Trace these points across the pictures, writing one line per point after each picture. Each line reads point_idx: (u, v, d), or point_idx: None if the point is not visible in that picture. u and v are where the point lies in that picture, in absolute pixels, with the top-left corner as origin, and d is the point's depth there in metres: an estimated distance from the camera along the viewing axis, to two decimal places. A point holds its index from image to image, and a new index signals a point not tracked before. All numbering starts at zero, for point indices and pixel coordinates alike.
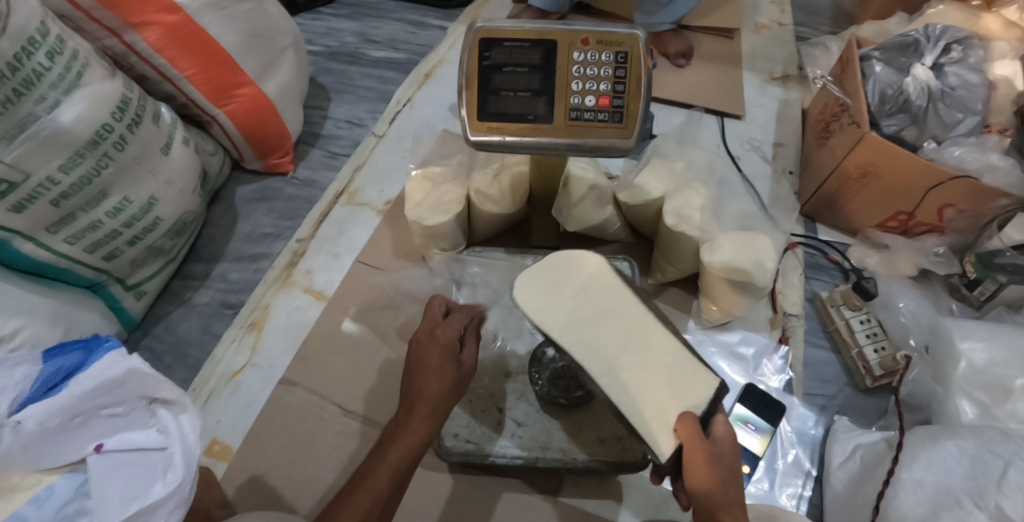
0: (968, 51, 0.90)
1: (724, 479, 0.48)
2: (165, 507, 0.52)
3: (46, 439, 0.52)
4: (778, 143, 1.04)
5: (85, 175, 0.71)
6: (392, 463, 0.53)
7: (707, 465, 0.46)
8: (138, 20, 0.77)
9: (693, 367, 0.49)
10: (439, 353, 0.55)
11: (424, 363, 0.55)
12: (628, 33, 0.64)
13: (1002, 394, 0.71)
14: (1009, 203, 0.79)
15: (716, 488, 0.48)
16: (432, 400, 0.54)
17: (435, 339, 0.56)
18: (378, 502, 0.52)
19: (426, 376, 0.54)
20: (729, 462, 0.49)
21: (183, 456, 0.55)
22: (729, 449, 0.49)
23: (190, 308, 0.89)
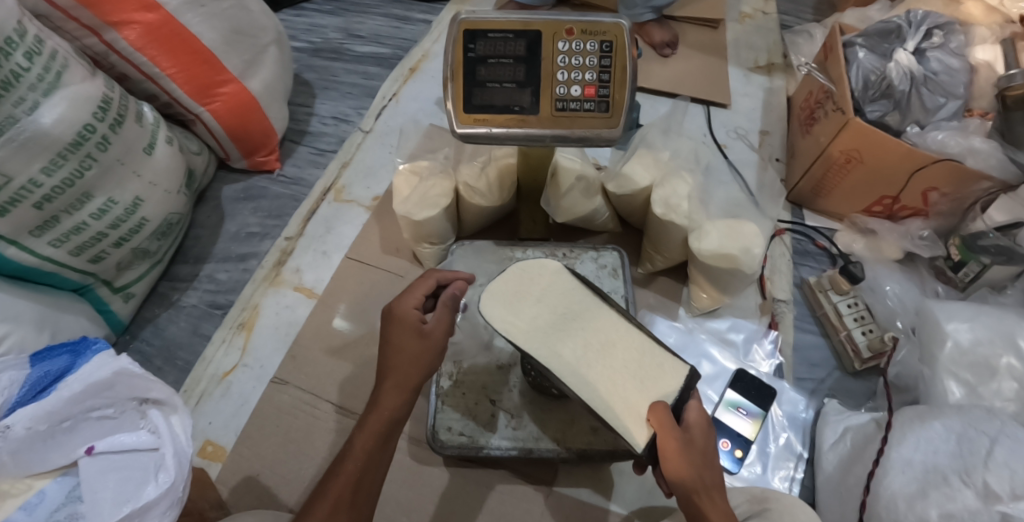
0: (949, 36, 0.91)
1: (698, 464, 0.49)
2: (158, 508, 0.51)
3: (36, 444, 0.51)
4: (764, 131, 1.05)
5: (67, 178, 0.70)
6: (363, 445, 0.53)
7: (680, 453, 0.47)
8: (116, 19, 0.76)
9: (663, 359, 0.50)
10: (398, 328, 0.56)
11: (387, 340, 0.56)
12: (612, 22, 0.64)
13: (986, 373, 0.72)
14: (992, 185, 0.81)
15: (690, 473, 0.49)
16: (397, 376, 0.54)
17: (394, 313, 0.57)
18: (348, 486, 0.51)
19: (389, 352, 0.55)
20: (701, 447, 0.49)
21: (174, 456, 0.54)
22: (703, 434, 0.49)
23: (179, 310, 0.88)
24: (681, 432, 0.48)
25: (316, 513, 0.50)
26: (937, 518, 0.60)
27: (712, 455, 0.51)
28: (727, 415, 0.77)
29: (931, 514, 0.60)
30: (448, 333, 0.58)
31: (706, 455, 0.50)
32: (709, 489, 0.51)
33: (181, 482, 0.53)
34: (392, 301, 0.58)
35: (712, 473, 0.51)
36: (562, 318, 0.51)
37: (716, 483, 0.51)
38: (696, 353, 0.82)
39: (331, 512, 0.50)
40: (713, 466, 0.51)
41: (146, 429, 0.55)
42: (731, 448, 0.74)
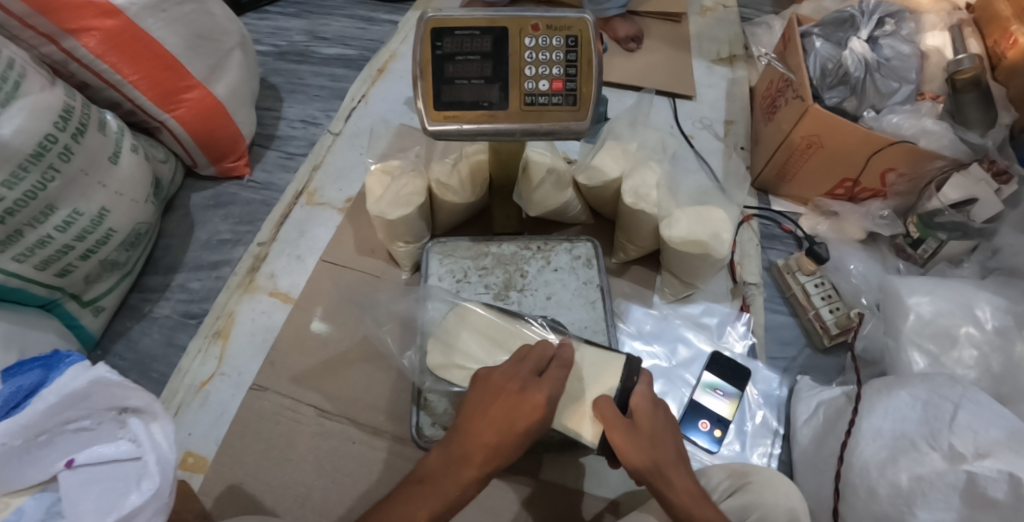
0: (901, 24, 0.94)
1: (653, 443, 0.53)
2: (143, 516, 0.48)
3: (11, 461, 0.47)
4: (728, 121, 1.07)
5: (30, 191, 0.68)
6: (430, 509, 0.50)
7: (630, 443, 0.52)
8: (74, 26, 0.74)
9: (603, 357, 0.59)
10: (528, 421, 0.52)
11: (514, 424, 0.52)
12: (577, 17, 0.65)
13: (947, 343, 0.76)
14: (946, 164, 0.84)
15: (649, 462, 0.52)
16: (495, 458, 0.51)
17: (533, 402, 0.52)
18: None
19: (506, 437, 0.51)
20: (653, 433, 0.54)
21: (158, 464, 0.51)
22: (652, 418, 0.55)
23: (151, 321, 0.86)
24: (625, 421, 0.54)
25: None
26: (907, 481, 0.62)
27: (667, 432, 0.55)
28: (705, 397, 0.79)
29: (902, 478, 0.63)
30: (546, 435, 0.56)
31: (660, 436, 0.54)
32: (674, 467, 0.53)
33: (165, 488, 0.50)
34: (535, 388, 0.53)
35: (670, 447, 0.54)
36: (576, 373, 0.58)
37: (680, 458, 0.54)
38: (671, 339, 0.84)
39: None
40: (672, 446, 0.55)
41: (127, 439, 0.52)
42: (710, 428, 0.77)
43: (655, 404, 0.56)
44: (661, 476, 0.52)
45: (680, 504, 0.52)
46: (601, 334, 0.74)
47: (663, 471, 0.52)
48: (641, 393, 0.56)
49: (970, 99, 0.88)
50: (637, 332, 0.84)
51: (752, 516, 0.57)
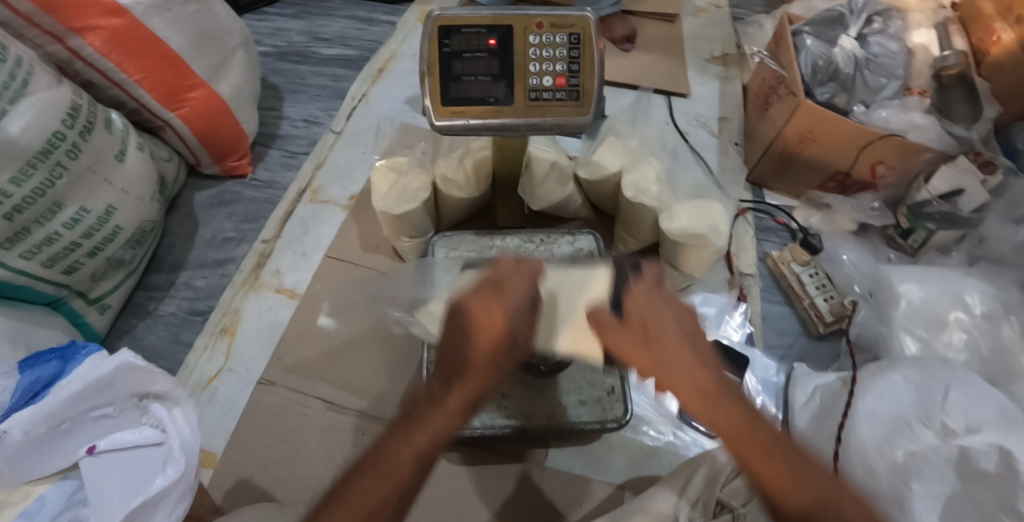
0: (889, 22, 0.97)
1: (647, 329, 0.50)
2: (170, 496, 0.51)
3: (35, 448, 0.49)
4: (723, 118, 1.10)
5: (38, 187, 0.69)
6: (417, 446, 0.45)
7: (614, 336, 0.52)
8: (80, 25, 0.75)
9: (586, 274, 0.60)
10: (494, 333, 0.50)
11: (481, 342, 0.49)
12: (579, 15, 0.67)
13: (938, 328, 0.78)
14: (933, 156, 0.87)
15: (640, 350, 0.50)
16: (479, 378, 0.49)
17: (498, 317, 0.50)
18: (394, 494, 0.44)
19: (481, 354, 0.49)
20: (647, 321, 0.50)
21: (182, 449, 0.52)
22: (643, 307, 0.51)
23: (157, 319, 0.87)
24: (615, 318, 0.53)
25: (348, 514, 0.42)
26: (902, 458, 0.65)
27: (671, 320, 0.50)
28: None
29: (898, 455, 0.65)
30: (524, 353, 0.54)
31: (656, 321, 0.50)
32: (673, 351, 0.48)
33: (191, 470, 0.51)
34: (493, 297, 0.51)
35: (672, 332, 0.49)
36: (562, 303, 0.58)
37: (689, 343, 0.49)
38: None
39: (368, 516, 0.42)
40: (674, 332, 0.49)
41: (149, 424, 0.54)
42: None
43: (655, 294, 0.52)
44: (654, 363, 0.48)
45: (681, 392, 0.47)
46: None
47: (658, 355, 0.48)
48: (635, 287, 0.53)
49: (956, 95, 0.91)
50: None
51: None
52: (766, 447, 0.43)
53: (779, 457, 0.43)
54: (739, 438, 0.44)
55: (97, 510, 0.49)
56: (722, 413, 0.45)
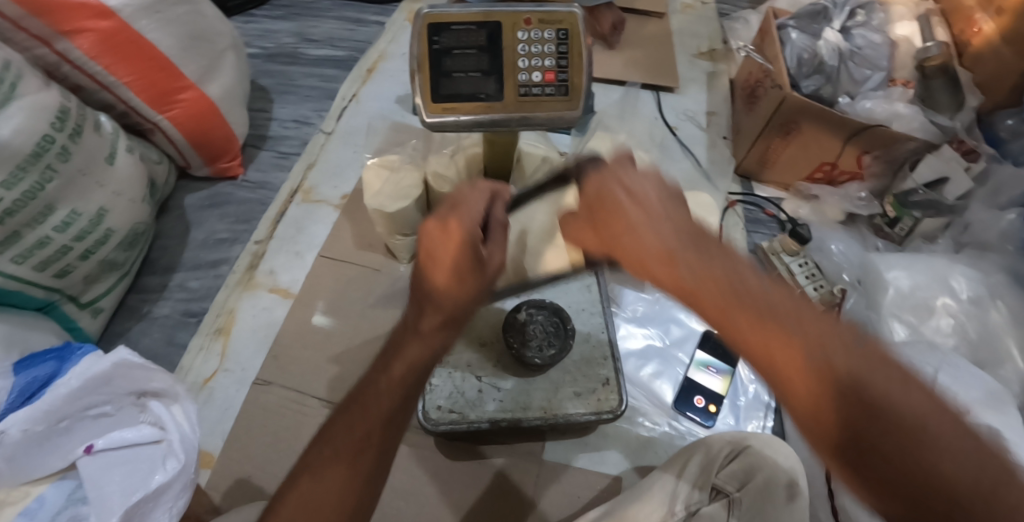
0: (872, 15, 0.98)
1: (598, 207, 0.46)
2: (171, 490, 0.52)
3: (38, 446, 0.50)
4: (711, 112, 1.11)
5: (29, 190, 0.69)
6: (397, 376, 0.50)
7: (584, 233, 0.50)
8: (69, 27, 0.75)
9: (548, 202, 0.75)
10: (453, 247, 0.50)
11: (438, 258, 0.50)
12: (567, 10, 0.67)
13: (925, 313, 0.80)
14: (918, 146, 0.88)
15: (599, 240, 0.48)
16: (447, 305, 0.50)
17: (449, 234, 0.50)
18: (379, 421, 0.49)
19: (444, 279, 0.50)
20: (598, 200, 0.46)
21: (181, 443, 0.54)
22: (596, 184, 0.47)
23: (151, 321, 0.87)
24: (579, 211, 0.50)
25: (339, 453, 0.48)
26: None
27: (627, 190, 0.45)
28: (699, 374, 0.81)
29: None
30: (501, 266, 0.54)
31: (605, 199, 0.46)
32: (617, 225, 0.44)
33: (190, 464, 0.53)
34: (445, 216, 0.52)
35: (624, 203, 0.45)
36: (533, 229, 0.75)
37: (640, 210, 0.44)
38: (664, 320, 0.87)
39: (355, 450, 0.48)
40: (628, 205, 0.44)
41: (147, 423, 0.56)
42: (705, 404, 0.79)
43: (613, 173, 0.47)
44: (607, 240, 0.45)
45: (641, 269, 0.42)
46: (598, 316, 0.78)
47: (607, 233, 0.45)
48: (590, 169, 0.49)
49: (939, 85, 0.92)
50: (632, 315, 0.87)
51: (757, 477, 0.61)
52: (723, 292, 0.38)
53: (737, 307, 0.37)
54: (689, 291, 0.39)
55: (97, 507, 0.50)
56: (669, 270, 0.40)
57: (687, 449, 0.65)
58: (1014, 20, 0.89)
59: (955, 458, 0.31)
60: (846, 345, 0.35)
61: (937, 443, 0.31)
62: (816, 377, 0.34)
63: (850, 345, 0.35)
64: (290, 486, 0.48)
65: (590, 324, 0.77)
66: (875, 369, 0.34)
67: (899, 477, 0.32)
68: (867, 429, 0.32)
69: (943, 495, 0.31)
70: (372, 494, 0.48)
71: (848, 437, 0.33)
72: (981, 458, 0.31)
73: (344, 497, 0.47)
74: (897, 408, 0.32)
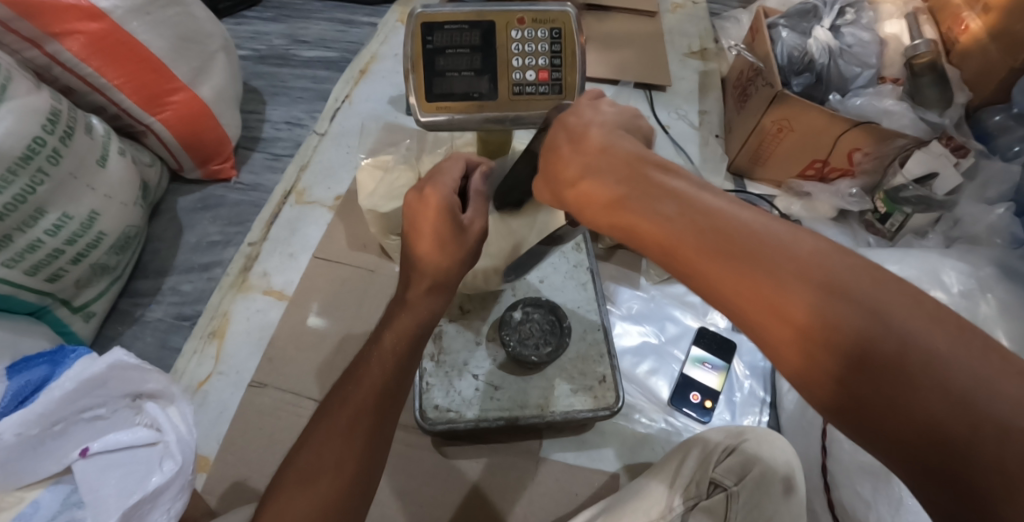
0: (861, 13, 0.99)
1: (555, 171, 0.46)
2: (170, 491, 0.52)
3: (30, 449, 0.49)
4: (702, 111, 1.12)
5: (19, 194, 0.68)
6: (391, 344, 0.54)
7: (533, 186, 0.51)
8: (58, 29, 0.74)
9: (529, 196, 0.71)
10: (432, 215, 0.55)
11: (421, 228, 0.56)
12: (559, 10, 0.68)
13: None
14: (908, 142, 0.88)
15: (550, 191, 0.48)
16: (433, 272, 0.55)
17: (426, 204, 0.56)
18: (376, 392, 0.51)
19: (427, 246, 0.55)
20: (552, 152, 0.47)
21: (178, 444, 0.55)
22: (552, 137, 0.48)
23: (144, 325, 0.86)
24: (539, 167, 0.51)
25: (338, 421, 0.50)
26: None
27: (583, 146, 0.45)
28: (694, 371, 0.82)
29: None
30: (482, 232, 0.59)
31: (557, 151, 0.47)
32: (577, 187, 0.45)
33: (187, 465, 0.54)
34: (421, 188, 0.57)
35: (580, 163, 0.45)
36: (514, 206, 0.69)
37: (597, 168, 0.44)
38: (660, 318, 0.87)
39: (352, 418, 0.50)
40: (578, 154, 0.45)
41: (143, 424, 0.56)
42: (701, 400, 0.80)
43: (569, 132, 0.47)
44: (573, 205, 0.45)
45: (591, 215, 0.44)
46: (593, 313, 0.78)
47: (561, 193, 0.46)
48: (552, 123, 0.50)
49: (927, 81, 0.93)
50: (626, 313, 0.87)
51: (755, 469, 0.61)
52: (686, 240, 0.38)
53: (694, 253, 0.37)
54: (655, 246, 0.39)
55: (95, 508, 0.50)
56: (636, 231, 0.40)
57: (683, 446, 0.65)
58: (1000, 17, 0.90)
59: (932, 384, 0.29)
60: (812, 275, 0.33)
61: (927, 372, 0.29)
62: (785, 318, 0.33)
63: (811, 271, 0.34)
64: (295, 458, 0.50)
65: (586, 321, 0.77)
66: (839, 299, 0.32)
67: (875, 411, 0.30)
68: (851, 371, 0.31)
69: (923, 425, 0.29)
70: (373, 460, 0.50)
71: (824, 378, 0.32)
72: (978, 390, 0.28)
73: (346, 460, 0.49)
74: (863, 339, 0.31)
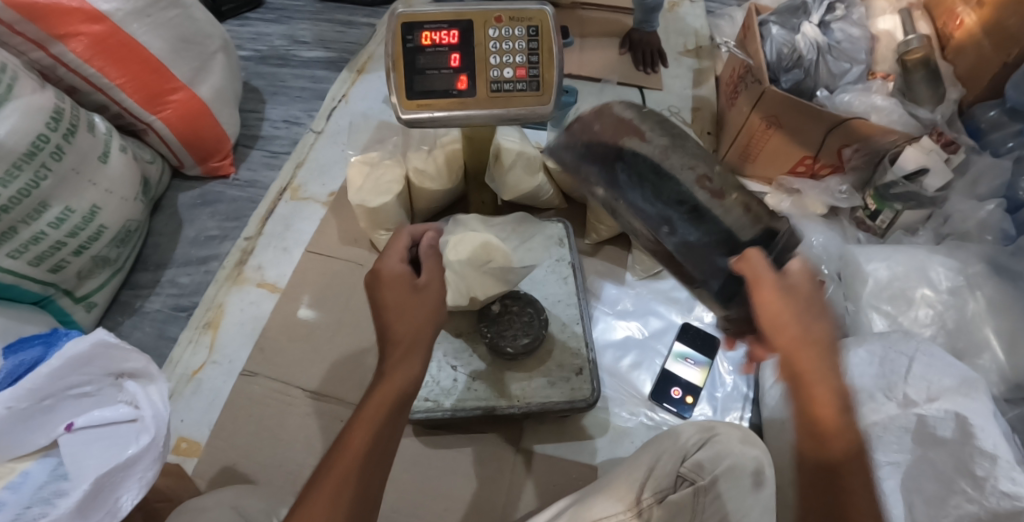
0: (852, 9, 1.00)
1: (814, 343, 0.49)
2: (142, 463, 0.55)
3: (22, 423, 0.53)
4: (695, 108, 1.12)
5: (23, 188, 0.72)
6: (378, 404, 0.49)
7: (772, 296, 0.50)
8: (63, 31, 0.78)
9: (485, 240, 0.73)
10: (393, 288, 0.54)
11: (381, 302, 0.54)
12: (537, 9, 0.69)
13: (904, 304, 0.80)
14: (898, 138, 0.86)
15: (784, 330, 0.49)
16: (402, 337, 0.52)
17: (382, 277, 0.55)
18: (361, 456, 0.47)
19: (388, 314, 0.53)
20: (807, 318, 0.49)
21: (153, 418, 0.58)
22: (818, 317, 0.50)
23: (143, 316, 0.89)
24: (777, 279, 0.50)
25: (324, 488, 0.45)
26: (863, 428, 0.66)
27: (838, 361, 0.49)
28: (676, 366, 0.82)
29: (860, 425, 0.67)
30: (442, 289, 0.57)
31: (817, 334, 0.49)
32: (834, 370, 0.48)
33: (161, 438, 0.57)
34: (374, 266, 0.57)
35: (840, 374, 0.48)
36: (610, 136, 0.60)
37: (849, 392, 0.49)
38: (644, 313, 0.88)
39: (339, 484, 0.45)
40: (826, 351, 0.49)
41: (125, 402, 0.60)
42: (682, 395, 0.80)
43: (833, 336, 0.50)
44: (798, 356, 0.48)
45: (809, 383, 0.48)
46: (574, 306, 0.79)
47: (804, 349, 0.48)
48: (815, 284, 0.51)
49: (919, 77, 0.93)
50: (613, 308, 0.88)
51: (723, 462, 0.62)
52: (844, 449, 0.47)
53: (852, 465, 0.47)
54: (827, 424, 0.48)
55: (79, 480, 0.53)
56: (810, 394, 0.47)
57: (651, 450, 0.65)
58: (995, 11, 0.89)
59: None
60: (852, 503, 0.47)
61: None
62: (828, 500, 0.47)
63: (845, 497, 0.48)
64: None
65: (565, 315, 0.78)
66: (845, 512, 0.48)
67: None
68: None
69: None
70: None
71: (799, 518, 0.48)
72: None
73: None
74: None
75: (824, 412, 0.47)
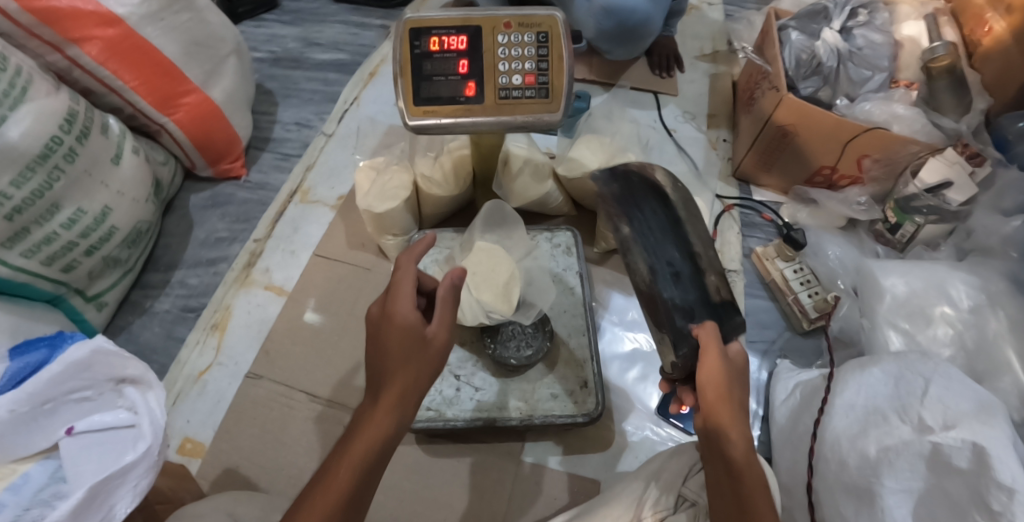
0: (874, 14, 0.96)
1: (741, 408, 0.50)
2: (137, 471, 0.55)
3: (20, 426, 0.54)
4: (710, 115, 1.10)
5: (36, 190, 0.73)
6: (365, 446, 0.49)
7: (715, 360, 0.51)
8: (77, 35, 0.78)
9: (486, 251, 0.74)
10: (399, 334, 0.52)
11: (385, 348, 0.52)
12: (546, 14, 0.68)
13: (922, 321, 0.77)
14: (921, 149, 0.84)
15: (717, 389, 0.50)
16: (399, 389, 0.51)
17: (392, 320, 0.53)
18: (340, 499, 0.47)
19: (390, 364, 0.51)
20: (738, 388, 0.51)
21: (149, 425, 0.58)
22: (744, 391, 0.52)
23: (152, 316, 0.90)
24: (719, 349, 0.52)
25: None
26: (874, 451, 0.63)
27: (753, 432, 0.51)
28: None
29: (870, 448, 0.64)
30: (448, 344, 0.56)
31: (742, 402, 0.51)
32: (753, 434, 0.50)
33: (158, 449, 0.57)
34: (384, 303, 0.55)
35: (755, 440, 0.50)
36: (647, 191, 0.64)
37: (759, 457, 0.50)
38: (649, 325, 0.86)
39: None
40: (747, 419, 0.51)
41: (124, 407, 0.59)
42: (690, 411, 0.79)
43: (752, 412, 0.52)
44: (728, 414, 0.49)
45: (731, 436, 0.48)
46: (580, 317, 0.78)
47: (733, 407, 0.50)
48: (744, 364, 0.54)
49: (943, 86, 0.90)
50: (621, 318, 0.87)
51: None
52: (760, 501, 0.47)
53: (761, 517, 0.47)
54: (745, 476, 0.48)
55: (77, 480, 0.54)
56: (730, 443, 0.48)
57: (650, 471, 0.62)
58: None
59: None
60: None
61: None
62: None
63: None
64: None
65: (569, 327, 0.77)
66: None
67: None
68: None
69: None
70: None
71: None
72: None
73: None
74: None
75: (742, 465, 0.47)
